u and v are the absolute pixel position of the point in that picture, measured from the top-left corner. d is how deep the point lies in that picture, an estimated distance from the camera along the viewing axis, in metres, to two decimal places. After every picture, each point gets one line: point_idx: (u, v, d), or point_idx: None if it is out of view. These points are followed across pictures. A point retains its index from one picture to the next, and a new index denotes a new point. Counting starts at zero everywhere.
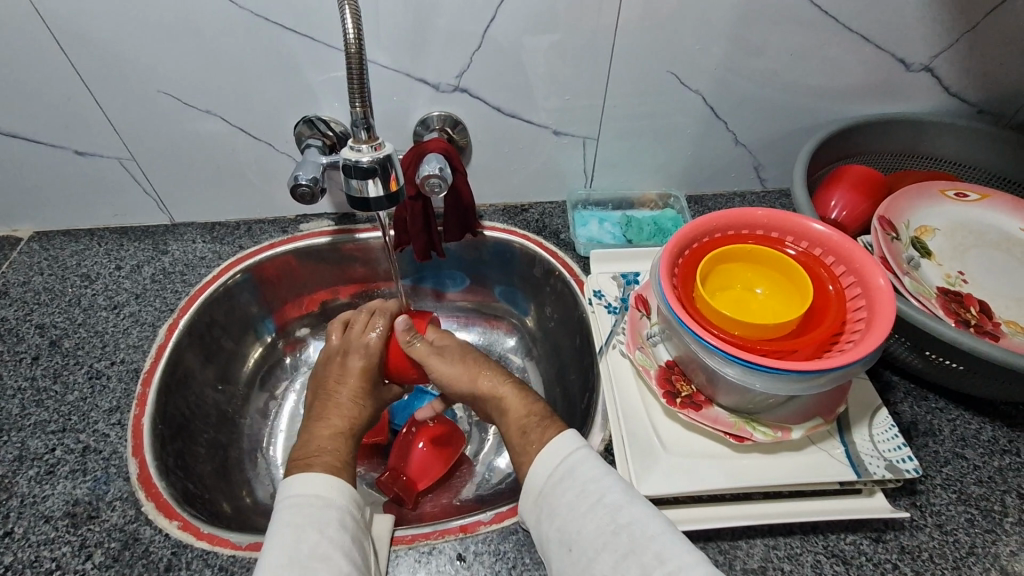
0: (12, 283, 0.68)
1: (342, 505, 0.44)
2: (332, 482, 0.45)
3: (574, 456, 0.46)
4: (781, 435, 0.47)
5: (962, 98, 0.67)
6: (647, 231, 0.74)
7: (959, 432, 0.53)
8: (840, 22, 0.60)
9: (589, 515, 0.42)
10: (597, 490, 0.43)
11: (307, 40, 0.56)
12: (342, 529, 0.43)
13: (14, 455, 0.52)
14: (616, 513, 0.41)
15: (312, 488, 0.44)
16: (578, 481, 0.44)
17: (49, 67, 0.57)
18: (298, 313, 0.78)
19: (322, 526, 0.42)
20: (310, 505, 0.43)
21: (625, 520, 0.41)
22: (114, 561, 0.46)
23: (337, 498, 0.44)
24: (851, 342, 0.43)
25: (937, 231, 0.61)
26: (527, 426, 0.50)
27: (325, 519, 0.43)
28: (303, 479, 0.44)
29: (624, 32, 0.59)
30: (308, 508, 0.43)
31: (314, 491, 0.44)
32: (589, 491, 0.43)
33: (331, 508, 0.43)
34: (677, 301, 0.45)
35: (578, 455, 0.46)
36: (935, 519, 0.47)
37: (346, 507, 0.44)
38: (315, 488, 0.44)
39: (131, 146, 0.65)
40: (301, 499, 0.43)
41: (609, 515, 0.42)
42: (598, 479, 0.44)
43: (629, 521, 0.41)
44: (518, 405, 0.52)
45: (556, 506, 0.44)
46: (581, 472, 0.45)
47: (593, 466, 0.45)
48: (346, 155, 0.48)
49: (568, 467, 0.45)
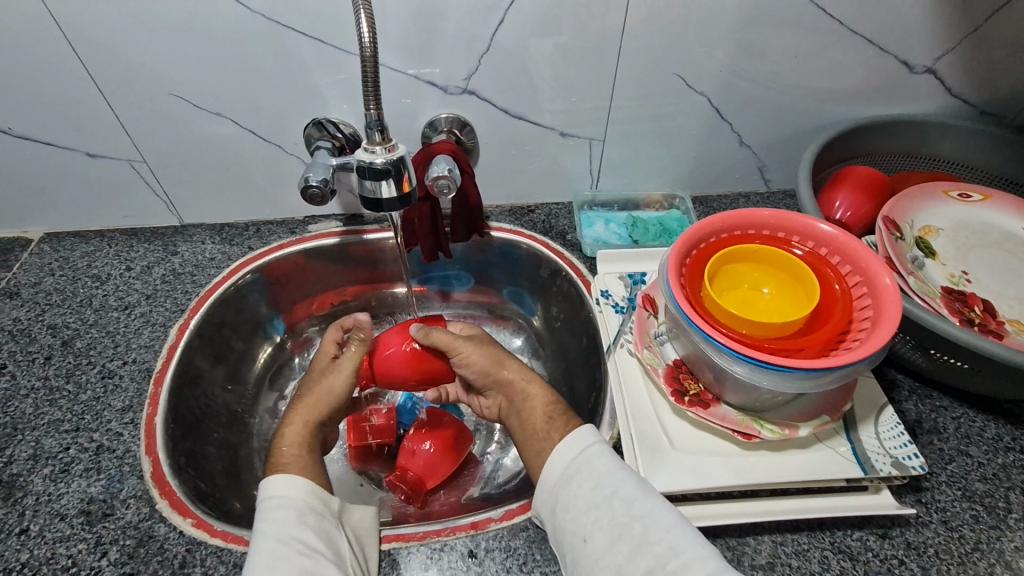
0: (22, 284, 0.68)
1: (304, 502, 0.45)
2: (291, 482, 0.45)
3: (593, 449, 0.47)
4: (789, 433, 0.47)
5: (964, 100, 0.68)
6: (652, 231, 0.74)
7: (963, 429, 0.54)
8: (844, 25, 0.60)
9: (602, 506, 0.43)
10: (611, 483, 0.44)
11: (318, 43, 0.57)
12: (305, 527, 0.44)
13: (28, 454, 0.53)
14: (630, 506, 0.42)
15: (273, 491, 0.45)
16: (593, 475, 0.45)
17: (62, 70, 0.57)
18: (306, 313, 0.79)
19: (281, 526, 0.43)
20: (270, 507, 0.44)
21: (639, 512, 0.42)
22: (129, 558, 0.46)
23: (293, 495, 0.45)
24: (858, 341, 0.43)
25: (940, 231, 0.62)
26: (552, 414, 0.52)
27: (284, 520, 0.43)
28: (266, 483, 0.46)
29: (630, 35, 0.59)
30: (271, 511, 0.44)
31: (275, 493, 0.45)
32: (604, 485, 0.44)
33: (292, 507, 0.44)
34: (685, 300, 0.46)
35: (596, 449, 0.47)
36: (941, 515, 0.48)
37: (308, 503, 0.45)
38: (274, 491, 0.45)
39: (142, 148, 0.65)
40: (265, 503, 0.45)
41: (623, 508, 0.42)
42: (613, 473, 0.45)
43: (643, 514, 0.42)
44: (543, 395, 0.54)
45: (570, 498, 0.44)
46: (597, 466, 0.45)
47: (607, 460, 0.46)
48: (361, 156, 0.48)
49: (584, 461, 0.46)
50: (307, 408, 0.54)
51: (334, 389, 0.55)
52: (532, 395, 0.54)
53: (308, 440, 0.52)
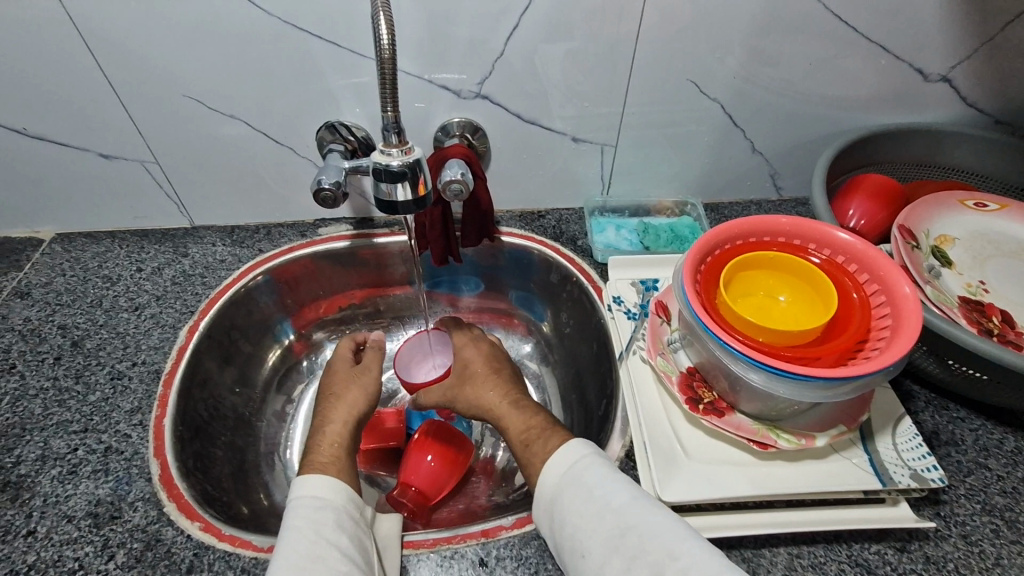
0: (33, 284, 0.68)
1: (343, 507, 0.45)
2: (332, 484, 0.46)
3: (580, 463, 0.45)
4: (805, 443, 0.47)
5: (979, 109, 0.68)
6: (664, 238, 0.74)
7: (982, 442, 0.53)
8: (859, 33, 0.60)
9: (594, 521, 0.41)
10: (603, 495, 0.42)
11: (331, 46, 0.57)
12: (342, 532, 0.43)
13: (36, 455, 0.52)
14: (623, 516, 0.40)
15: (312, 490, 0.45)
16: (585, 489, 0.43)
17: (78, 70, 0.57)
18: (315, 316, 0.79)
19: (319, 527, 0.42)
20: (309, 507, 0.44)
21: (632, 522, 0.40)
22: (137, 562, 0.46)
23: (335, 498, 0.45)
24: (877, 350, 0.43)
25: (956, 240, 0.61)
26: (529, 439, 0.50)
27: (323, 521, 0.43)
28: (304, 481, 0.46)
29: (644, 40, 0.59)
30: (308, 510, 0.43)
31: (315, 493, 0.45)
32: (595, 499, 0.42)
33: (332, 509, 0.44)
34: (701, 306, 0.45)
35: (584, 463, 0.45)
36: (960, 529, 0.47)
37: (345, 508, 0.45)
38: (315, 490, 0.45)
39: (155, 149, 0.65)
40: (302, 501, 0.44)
41: (616, 518, 0.40)
42: (605, 484, 0.43)
43: (636, 523, 0.40)
44: (518, 420, 0.52)
45: (563, 518, 0.43)
46: (587, 478, 0.44)
47: (597, 472, 0.44)
48: (377, 158, 0.48)
49: (574, 475, 0.44)
50: (346, 408, 0.56)
51: (365, 388, 0.59)
52: (511, 420, 0.52)
53: (345, 438, 0.53)
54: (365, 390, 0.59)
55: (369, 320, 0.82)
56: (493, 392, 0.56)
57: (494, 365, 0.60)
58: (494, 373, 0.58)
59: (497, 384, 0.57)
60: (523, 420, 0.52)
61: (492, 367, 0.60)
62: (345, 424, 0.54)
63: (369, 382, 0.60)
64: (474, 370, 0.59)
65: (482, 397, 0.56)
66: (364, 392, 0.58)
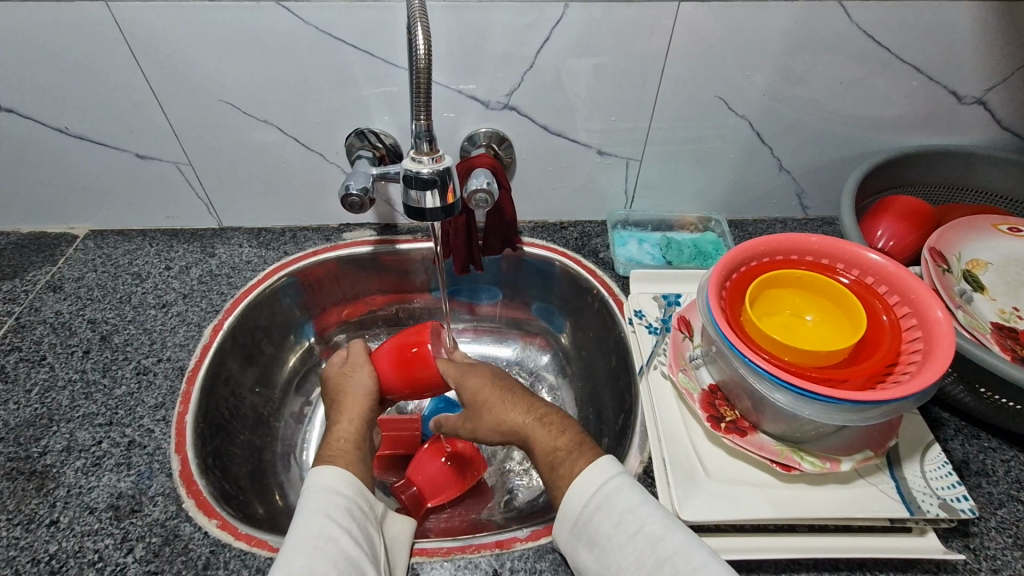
0: (67, 279, 0.70)
1: (354, 499, 0.45)
2: (345, 477, 0.46)
3: (609, 483, 0.44)
4: (830, 467, 0.46)
5: (1013, 132, 0.67)
6: (687, 253, 0.73)
7: (1014, 474, 0.51)
8: (891, 53, 0.60)
9: (627, 544, 0.41)
10: (636, 518, 0.41)
11: (364, 54, 0.58)
12: (352, 519, 0.44)
13: (62, 446, 0.53)
14: (657, 544, 0.40)
15: (325, 481, 0.45)
16: (615, 510, 0.42)
17: (121, 73, 0.59)
18: (336, 319, 0.80)
19: (333, 512, 0.43)
20: (320, 493, 0.44)
21: (667, 552, 0.39)
22: (154, 557, 0.46)
23: (346, 488, 0.45)
24: (908, 374, 0.41)
25: (989, 265, 0.60)
26: (556, 459, 0.47)
27: (335, 507, 0.44)
28: (319, 471, 0.46)
29: (674, 55, 0.59)
30: (321, 496, 0.44)
31: (329, 483, 0.45)
32: (626, 522, 0.41)
33: (343, 498, 0.45)
34: (726, 323, 0.45)
35: (615, 483, 0.44)
36: (990, 563, 0.45)
37: (355, 499, 0.45)
38: (328, 479, 0.45)
39: (189, 152, 0.67)
40: (316, 489, 0.44)
41: (650, 545, 0.40)
42: (636, 506, 0.42)
43: (671, 553, 0.39)
44: (546, 436, 0.49)
45: (594, 533, 0.42)
46: (618, 499, 0.43)
47: (629, 493, 0.43)
48: (407, 165, 0.49)
49: (602, 495, 0.43)
50: (351, 405, 0.55)
51: (363, 385, 0.57)
52: (537, 437, 0.50)
53: (356, 434, 0.52)
54: (366, 387, 0.57)
55: (389, 326, 0.83)
56: (511, 420, 0.51)
57: (506, 387, 0.54)
58: (507, 395, 0.53)
59: (515, 404, 0.52)
60: (552, 435, 0.49)
61: (502, 389, 0.54)
62: (352, 421, 0.53)
63: (367, 377, 0.57)
64: (484, 397, 0.53)
65: (507, 427, 0.52)
66: (364, 389, 0.56)
